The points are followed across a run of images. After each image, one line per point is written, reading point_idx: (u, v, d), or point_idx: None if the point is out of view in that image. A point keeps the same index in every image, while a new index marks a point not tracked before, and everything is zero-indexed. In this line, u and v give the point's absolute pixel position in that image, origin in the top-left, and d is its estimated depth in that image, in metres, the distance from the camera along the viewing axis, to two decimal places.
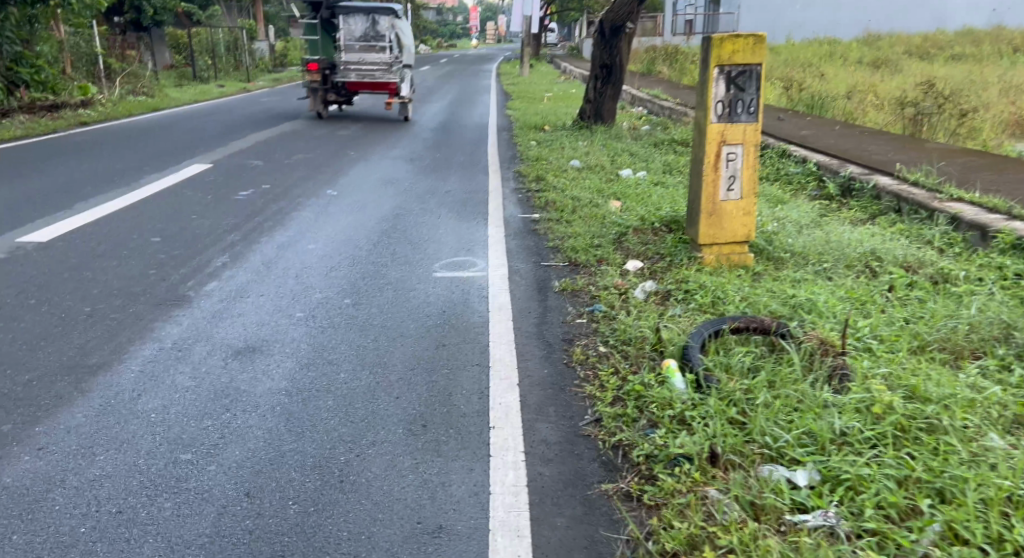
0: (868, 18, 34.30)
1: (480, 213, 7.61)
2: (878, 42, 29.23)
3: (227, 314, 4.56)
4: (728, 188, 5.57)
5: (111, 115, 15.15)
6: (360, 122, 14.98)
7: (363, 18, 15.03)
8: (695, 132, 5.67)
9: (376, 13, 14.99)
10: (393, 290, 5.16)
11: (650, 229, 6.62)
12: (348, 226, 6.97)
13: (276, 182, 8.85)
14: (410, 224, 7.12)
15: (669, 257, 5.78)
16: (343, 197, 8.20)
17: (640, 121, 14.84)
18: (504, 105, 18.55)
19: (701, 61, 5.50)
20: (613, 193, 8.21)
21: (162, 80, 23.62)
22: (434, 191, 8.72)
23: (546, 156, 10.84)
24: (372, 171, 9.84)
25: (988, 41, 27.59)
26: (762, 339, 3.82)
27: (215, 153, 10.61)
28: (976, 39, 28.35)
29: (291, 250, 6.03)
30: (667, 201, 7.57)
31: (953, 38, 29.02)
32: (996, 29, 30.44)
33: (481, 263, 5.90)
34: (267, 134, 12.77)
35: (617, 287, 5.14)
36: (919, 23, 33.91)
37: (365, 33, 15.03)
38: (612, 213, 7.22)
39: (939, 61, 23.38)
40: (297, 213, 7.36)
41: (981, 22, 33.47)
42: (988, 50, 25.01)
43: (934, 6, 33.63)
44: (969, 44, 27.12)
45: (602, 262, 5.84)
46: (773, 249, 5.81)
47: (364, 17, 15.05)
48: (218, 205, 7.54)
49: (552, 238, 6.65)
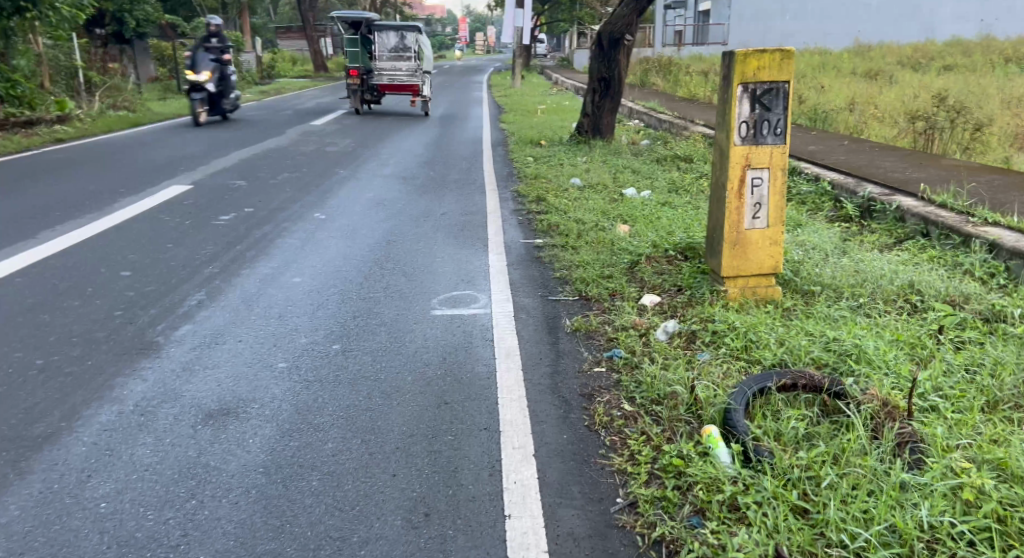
0: (858, 28, 34.07)
1: (479, 239, 7.12)
2: (869, 53, 29.00)
3: (199, 366, 4.06)
4: (753, 215, 5.08)
5: (90, 132, 14.63)
6: (349, 137, 14.50)
7: (393, 34, 19.04)
8: (716, 154, 5.19)
9: (403, 30, 19.01)
10: (388, 331, 4.66)
11: (664, 256, 6.15)
12: (338, 254, 6.49)
13: (260, 205, 8.36)
14: (404, 251, 6.63)
15: (689, 290, 5.29)
16: (332, 221, 7.71)
17: (639, 135, 14.41)
18: (497, 118, 18.10)
19: (722, 77, 5.02)
20: (619, 215, 7.76)
21: (145, 93, 23.13)
22: (428, 213, 8.25)
23: (545, 173, 10.38)
24: (362, 191, 9.36)
25: (980, 52, 27.37)
26: (813, 399, 3.35)
27: (197, 173, 10.11)
28: (967, 49, 28.14)
29: (275, 284, 5.53)
30: (678, 225, 7.11)
31: (944, 49, 28.81)
32: (986, 39, 30.24)
33: (483, 297, 5.41)
34: (251, 151, 12.28)
35: (636, 326, 4.65)
36: (908, 34, 33.72)
37: (395, 45, 19.03)
38: (621, 238, 6.74)
39: (933, 72, 23.10)
40: (282, 240, 6.87)
41: (971, 33, 33.27)
42: (980, 61, 24.77)
43: (923, 18, 33.50)
44: (963, 54, 26.89)
45: (615, 295, 5.35)
46: (802, 281, 5.33)
47: (394, 33, 19.07)
48: (197, 232, 7.05)
49: (557, 266, 6.16)
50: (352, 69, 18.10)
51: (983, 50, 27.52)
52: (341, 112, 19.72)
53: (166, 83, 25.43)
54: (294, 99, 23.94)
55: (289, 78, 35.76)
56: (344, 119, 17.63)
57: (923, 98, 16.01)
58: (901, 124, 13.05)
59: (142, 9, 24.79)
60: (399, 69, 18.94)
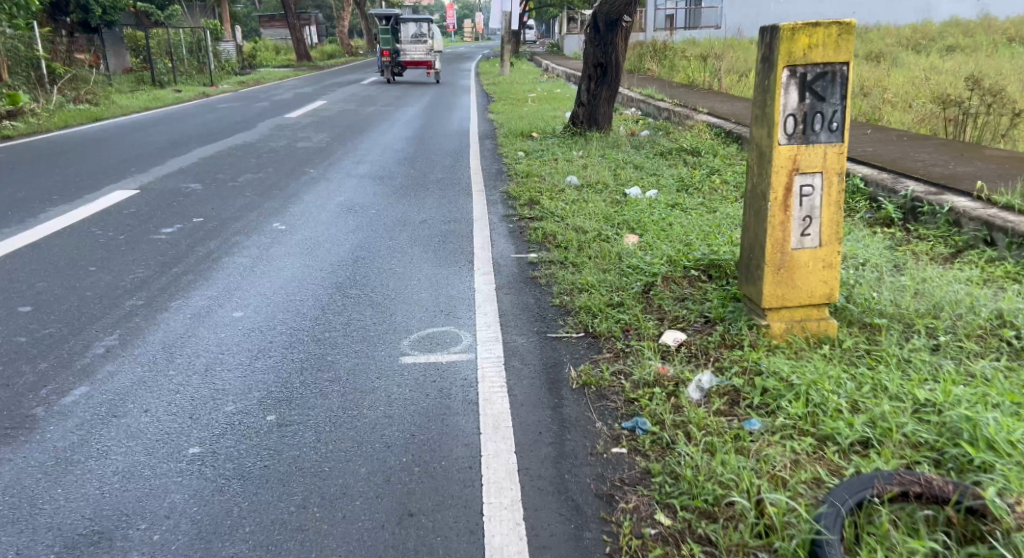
0: (854, 10, 33.03)
1: (463, 254, 6.11)
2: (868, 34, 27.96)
3: (79, 453, 3.03)
4: (801, 232, 4.04)
5: (46, 130, 13.62)
6: (326, 130, 13.43)
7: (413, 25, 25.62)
8: (754, 157, 4.17)
9: (421, 21, 25.62)
10: (342, 390, 3.63)
11: (684, 278, 5.14)
12: (293, 276, 5.47)
13: (211, 212, 7.36)
14: (374, 271, 5.62)
15: (721, 323, 4.27)
16: (293, 231, 6.72)
17: (638, 125, 13.40)
18: (485, 108, 17.02)
19: (763, 60, 4.01)
20: (624, 224, 6.77)
21: (115, 86, 22.03)
22: (405, 220, 7.24)
23: (538, 171, 9.37)
24: (332, 194, 8.34)
25: (981, 31, 26.37)
26: (937, 517, 2.46)
27: (149, 175, 9.07)
28: (968, 29, 27.12)
29: (209, 323, 4.52)
30: (696, 235, 6.10)
31: (944, 29, 27.77)
32: (986, 18, 29.20)
33: (465, 334, 4.40)
34: (216, 147, 11.25)
35: (661, 378, 3.64)
36: (905, 16, 32.67)
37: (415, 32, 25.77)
38: (631, 254, 5.74)
39: (937, 52, 22.09)
40: (229, 259, 5.87)
41: (970, 13, 32.16)
42: (984, 41, 23.75)
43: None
44: (963, 35, 25.86)
45: (630, 330, 4.33)
46: (861, 310, 4.31)
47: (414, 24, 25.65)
48: (129, 250, 6.04)
49: (558, 291, 5.15)
50: (386, 49, 24.57)
51: (982, 30, 26.52)
52: (320, 103, 18.59)
53: (140, 74, 24.37)
54: (274, 90, 22.81)
55: (271, 68, 34.57)
56: (322, 111, 16.51)
57: (938, 80, 14.95)
58: (921, 108, 12.03)
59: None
60: (418, 47, 25.42)
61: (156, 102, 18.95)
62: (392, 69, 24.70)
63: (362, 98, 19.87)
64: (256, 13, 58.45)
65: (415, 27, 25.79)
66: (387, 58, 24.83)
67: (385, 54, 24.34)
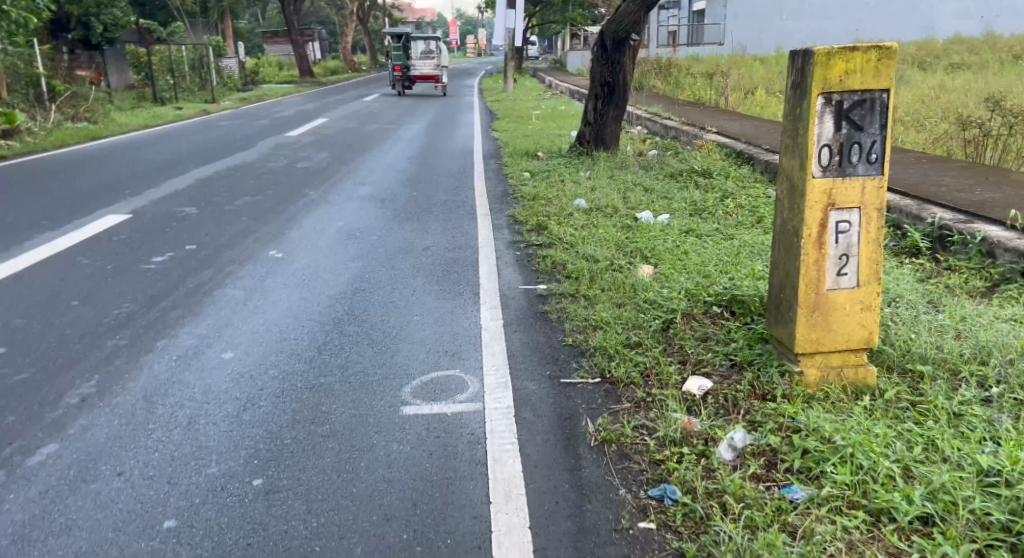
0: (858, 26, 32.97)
1: (468, 286, 5.79)
2: None
3: (40, 530, 2.79)
4: (837, 271, 3.72)
5: (42, 149, 13.37)
6: (326, 149, 13.15)
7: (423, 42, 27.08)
8: (785, 190, 3.85)
9: (429, 39, 27.07)
10: (336, 448, 3.33)
11: (705, 315, 4.81)
12: (288, 310, 5.16)
13: (205, 239, 7.06)
14: (375, 304, 5.31)
15: (749, 369, 3.95)
16: (290, 260, 6.42)
17: (645, 145, 13.12)
18: (489, 126, 16.77)
19: (794, 86, 3.69)
20: (637, 252, 6.45)
21: (116, 103, 21.82)
22: (407, 246, 6.94)
23: (545, 193, 9.06)
24: (332, 218, 8.04)
25: (987, 47, 26.23)
26: None
27: (143, 198, 8.77)
28: (973, 46, 26.98)
29: (195, 367, 4.22)
30: (714, 266, 5.78)
31: (950, 46, 27.64)
32: (990, 35, 29.09)
33: (472, 379, 4.08)
34: (213, 168, 10.97)
35: (688, 436, 3.31)
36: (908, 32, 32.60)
37: (424, 50, 27.16)
38: (646, 287, 5.42)
39: (944, 70, 21.90)
40: (222, 290, 5.57)
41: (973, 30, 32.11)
42: (990, 58, 23.60)
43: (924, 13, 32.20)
44: (968, 52, 25.67)
45: (650, 375, 4.00)
46: (901, 352, 3.97)
47: (423, 42, 27.10)
48: (116, 281, 5.73)
49: (570, 328, 4.82)
50: (397, 64, 26.11)
51: (989, 47, 26.39)
52: (322, 120, 18.33)
53: (141, 91, 24.18)
54: (275, 107, 22.59)
55: (274, 84, 34.44)
56: (323, 129, 16.24)
57: (950, 99, 14.68)
58: (936, 127, 11.74)
59: (108, 13, 23.63)
60: (427, 63, 26.92)
61: (156, 120, 18.67)
62: (403, 82, 26.20)
63: (364, 116, 19.60)
64: (259, 29, 58.45)
65: (424, 44, 27.15)
66: (398, 73, 26.20)
67: (398, 70, 25.67)
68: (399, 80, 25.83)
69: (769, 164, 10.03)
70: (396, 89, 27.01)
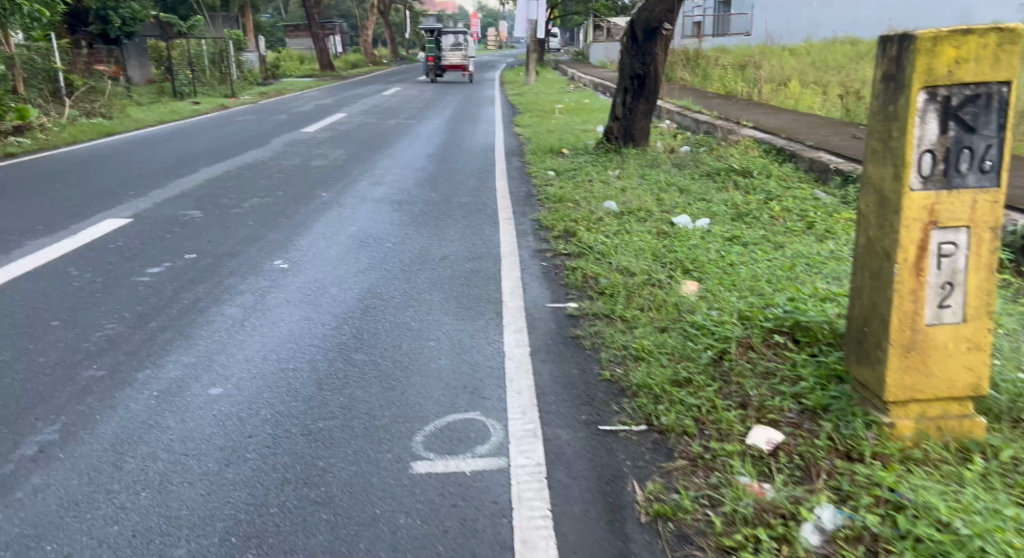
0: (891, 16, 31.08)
1: (491, 304, 5.18)
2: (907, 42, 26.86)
3: None
4: (939, 304, 3.08)
5: (53, 146, 12.91)
6: (342, 147, 12.59)
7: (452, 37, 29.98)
8: (872, 203, 3.23)
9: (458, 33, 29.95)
10: (332, 522, 2.79)
11: (765, 345, 4.18)
12: (289, 333, 4.58)
13: (207, 246, 6.49)
14: (386, 328, 4.70)
15: (826, 419, 3.33)
16: (296, 271, 5.84)
17: (677, 141, 12.45)
18: (512, 120, 16.14)
19: (887, 79, 3.08)
20: (678, 264, 5.82)
21: (134, 96, 21.39)
22: (424, 256, 6.35)
23: (572, 194, 8.44)
24: (344, 223, 7.46)
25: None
26: None
27: (148, 200, 8.24)
28: None
29: (176, 403, 3.63)
30: (768, 283, 5.15)
31: None
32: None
33: (495, 424, 3.47)
34: (224, 166, 10.44)
35: (761, 511, 2.73)
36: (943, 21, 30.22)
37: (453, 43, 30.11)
38: (692, 307, 4.80)
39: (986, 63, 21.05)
40: (218, 307, 5.00)
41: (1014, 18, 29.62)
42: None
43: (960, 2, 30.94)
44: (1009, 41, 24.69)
45: (707, 423, 3.39)
46: (1010, 399, 3.33)
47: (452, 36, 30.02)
48: (103, 295, 5.15)
49: (607, 357, 4.22)
50: (429, 55, 28.96)
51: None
52: (340, 115, 17.78)
53: (161, 85, 23.77)
54: (294, 102, 22.07)
55: (294, 77, 33.96)
56: (340, 125, 15.68)
57: None
58: None
59: (127, 6, 22.65)
60: (456, 54, 29.80)
61: (172, 115, 18.18)
62: (435, 71, 29.09)
63: (383, 110, 19.02)
64: (282, 21, 58.14)
65: (453, 38, 30.12)
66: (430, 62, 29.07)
67: (429, 60, 28.57)
68: (431, 69, 28.71)
69: (812, 161, 9.34)
70: (429, 78, 29.82)
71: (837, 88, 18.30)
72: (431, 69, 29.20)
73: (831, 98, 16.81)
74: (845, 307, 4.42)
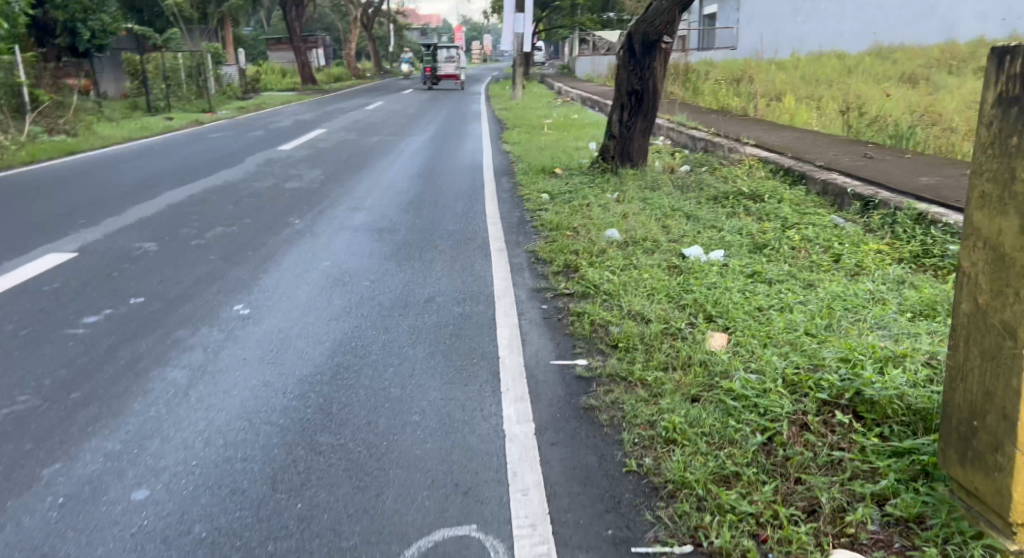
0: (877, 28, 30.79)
1: (487, 362, 4.40)
2: (893, 55, 26.61)
3: None
4: None
5: (9, 167, 12.00)
6: (320, 166, 11.78)
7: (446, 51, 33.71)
8: (984, 261, 2.56)
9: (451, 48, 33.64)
10: None
11: (823, 424, 3.43)
12: (241, 406, 3.77)
13: (158, 288, 5.67)
14: (361, 397, 3.90)
15: (924, 539, 2.63)
16: (258, 319, 5.05)
17: (676, 159, 11.76)
18: (499, 137, 15.40)
19: (1008, 102, 2.46)
20: (699, 309, 5.06)
21: (105, 110, 20.45)
22: (407, 297, 5.57)
23: (570, 221, 7.71)
24: (318, 257, 6.67)
25: None
26: None
27: (99, 230, 7.40)
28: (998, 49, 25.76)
29: (83, 516, 2.82)
30: (812, 338, 4.40)
31: (973, 49, 26.35)
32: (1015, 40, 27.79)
33: (495, 546, 2.73)
34: (189, 189, 9.61)
35: None
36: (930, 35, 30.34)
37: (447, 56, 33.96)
38: (726, 367, 4.06)
39: (976, 78, 20.75)
40: (161, 370, 4.17)
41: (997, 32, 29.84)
42: None
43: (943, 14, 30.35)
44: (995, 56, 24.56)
45: (769, 542, 2.70)
46: None
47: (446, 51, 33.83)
48: (23, 353, 4.32)
49: (631, 439, 3.46)
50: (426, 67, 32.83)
51: None
52: (319, 131, 16.98)
53: (135, 100, 22.86)
54: (271, 117, 21.23)
55: (274, 91, 33.04)
56: (320, 142, 14.87)
57: None
58: None
59: (97, 18, 21.54)
60: (450, 65, 33.65)
61: (141, 131, 17.28)
62: (432, 82, 32.88)
63: (365, 126, 18.22)
64: (263, 35, 57.31)
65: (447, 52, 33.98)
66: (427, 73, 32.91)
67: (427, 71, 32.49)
68: (428, 79, 32.49)
69: (826, 184, 8.61)
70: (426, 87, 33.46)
71: (833, 102, 17.78)
72: (429, 79, 33.01)
73: (830, 113, 16.14)
74: (915, 373, 3.67)
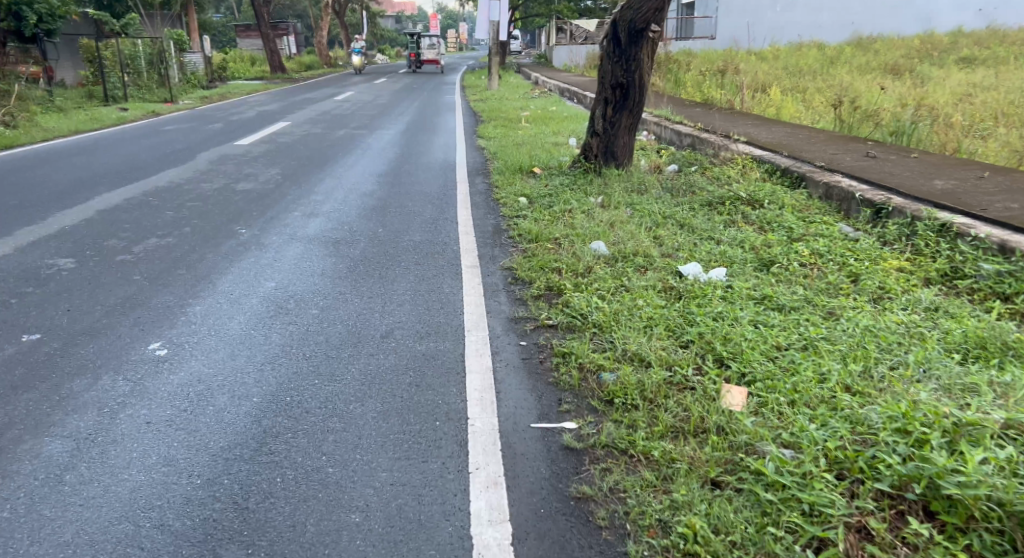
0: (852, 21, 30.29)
1: (455, 425, 3.54)
2: (873, 45, 25.97)
3: None
4: None
5: None
6: (278, 163, 10.83)
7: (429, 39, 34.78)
8: None
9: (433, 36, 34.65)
10: None
11: (890, 533, 2.70)
12: (127, 501, 3.03)
13: (59, 321, 4.79)
14: (288, 486, 3.12)
15: None
16: (175, 364, 4.17)
17: (662, 157, 10.95)
18: (473, 131, 14.49)
19: None
20: (706, 349, 4.21)
21: (54, 98, 19.26)
22: (360, 331, 4.69)
23: (550, 230, 6.87)
24: (262, 276, 5.77)
25: (995, 41, 24.45)
26: None
27: (11, 243, 6.48)
28: (979, 39, 25.18)
29: None
30: (857, 396, 3.54)
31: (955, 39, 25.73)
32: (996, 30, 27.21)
33: None
34: (127, 192, 8.69)
35: None
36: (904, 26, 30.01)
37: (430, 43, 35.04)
38: (754, 437, 3.22)
39: (963, 69, 20.10)
40: (38, 442, 3.38)
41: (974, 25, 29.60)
42: (1004, 54, 21.84)
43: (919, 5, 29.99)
44: (978, 46, 23.96)
45: None
46: None
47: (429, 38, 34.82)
48: None
49: (638, 549, 2.79)
50: (413, 52, 33.85)
51: (1002, 40, 24.48)
52: (282, 123, 16.00)
53: (89, 89, 21.67)
54: (233, 107, 20.16)
55: (240, 80, 31.77)
56: (281, 136, 13.89)
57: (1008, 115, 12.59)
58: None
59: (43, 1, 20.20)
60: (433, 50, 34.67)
61: (89, 123, 16.16)
62: (417, 65, 33.90)
63: (332, 118, 17.25)
64: (232, 21, 55.78)
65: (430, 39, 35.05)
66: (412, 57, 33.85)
67: (413, 56, 33.48)
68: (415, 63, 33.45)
69: (830, 187, 7.80)
70: (411, 70, 34.16)
71: (820, 94, 17.02)
72: (416, 63, 34.00)
73: (819, 106, 15.36)
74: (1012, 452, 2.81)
